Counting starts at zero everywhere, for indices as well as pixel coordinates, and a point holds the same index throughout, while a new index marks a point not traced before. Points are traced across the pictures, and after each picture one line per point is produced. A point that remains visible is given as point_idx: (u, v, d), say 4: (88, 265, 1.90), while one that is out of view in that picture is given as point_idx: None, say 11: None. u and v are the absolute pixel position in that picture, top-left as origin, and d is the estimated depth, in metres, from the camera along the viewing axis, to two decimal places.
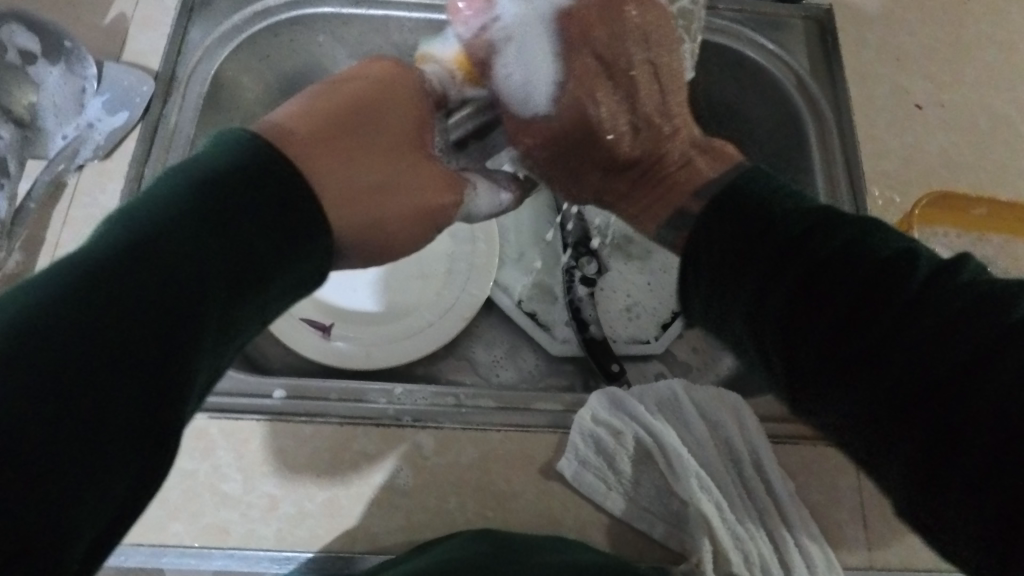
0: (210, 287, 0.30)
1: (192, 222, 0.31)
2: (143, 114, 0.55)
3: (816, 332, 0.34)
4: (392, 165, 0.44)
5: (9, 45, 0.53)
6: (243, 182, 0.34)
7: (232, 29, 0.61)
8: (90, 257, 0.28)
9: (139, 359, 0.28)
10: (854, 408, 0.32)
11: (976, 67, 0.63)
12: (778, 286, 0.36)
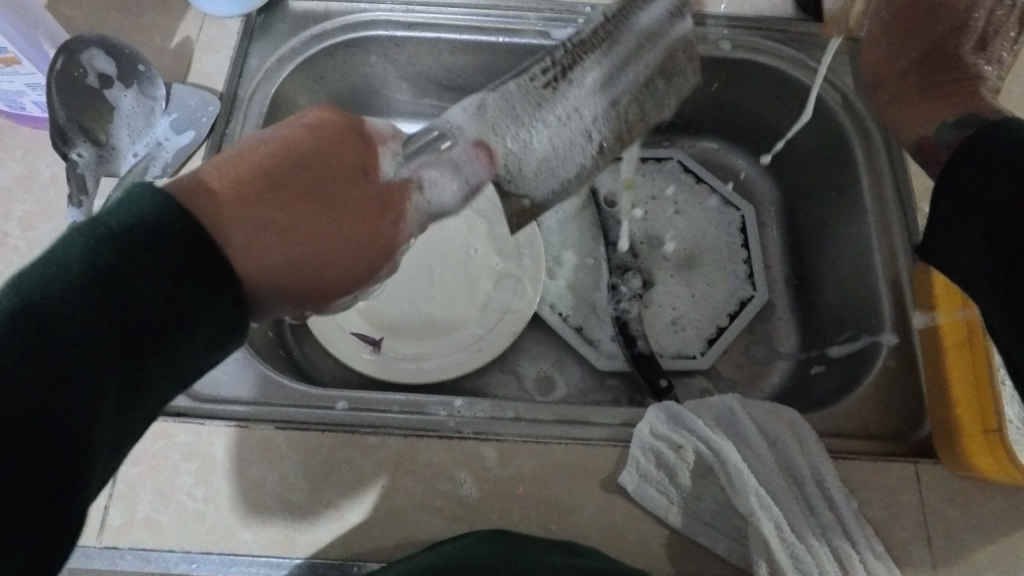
0: (158, 299, 0.31)
1: (91, 281, 0.30)
2: (208, 132, 0.57)
3: (991, 202, 0.39)
4: (327, 211, 0.39)
5: (89, 70, 0.54)
6: (143, 233, 0.31)
7: (291, 52, 0.63)
8: (63, 255, 0.30)
9: (78, 363, 0.29)
10: (986, 273, 0.38)
11: (1021, 85, 0.64)
12: (973, 186, 0.41)
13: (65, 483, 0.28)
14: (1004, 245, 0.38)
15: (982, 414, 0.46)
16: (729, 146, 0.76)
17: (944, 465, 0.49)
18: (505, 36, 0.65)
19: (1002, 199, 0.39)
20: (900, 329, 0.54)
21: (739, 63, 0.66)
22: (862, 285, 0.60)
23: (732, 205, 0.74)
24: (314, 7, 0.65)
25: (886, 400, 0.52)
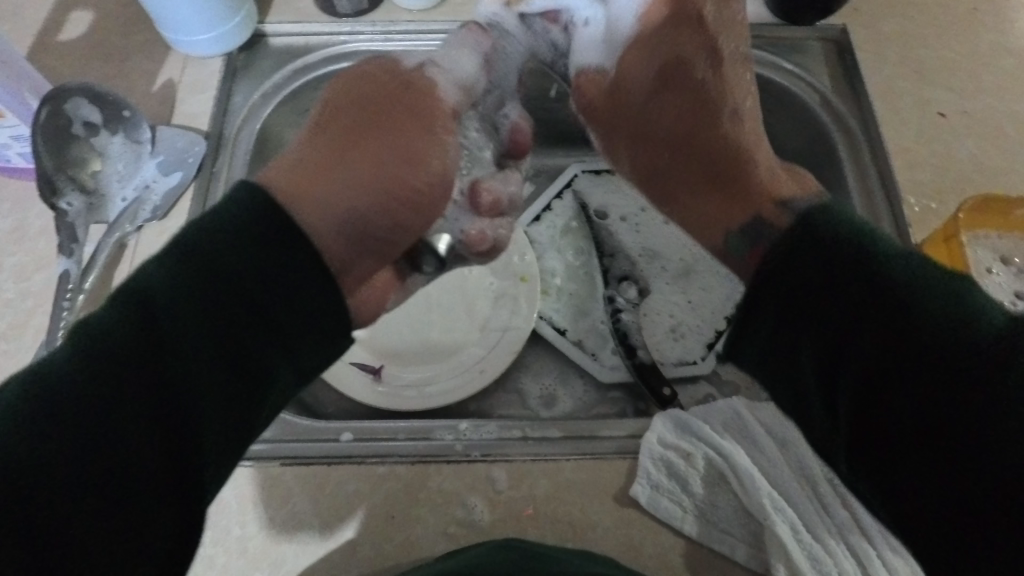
0: (245, 313, 0.35)
1: (188, 287, 0.33)
2: (197, 172, 0.57)
3: (804, 338, 0.36)
4: (371, 136, 0.45)
5: (74, 119, 0.54)
6: (234, 243, 0.35)
7: (274, 87, 0.63)
8: (161, 275, 0.33)
9: (189, 366, 0.33)
10: (819, 387, 0.35)
11: (994, 74, 0.65)
12: (849, 321, 0.33)
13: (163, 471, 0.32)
14: (855, 353, 0.33)
15: None
16: None
17: None
18: None
19: (875, 403, 0.33)
20: None
21: None
22: None
23: None
24: (295, 42, 0.65)
25: None
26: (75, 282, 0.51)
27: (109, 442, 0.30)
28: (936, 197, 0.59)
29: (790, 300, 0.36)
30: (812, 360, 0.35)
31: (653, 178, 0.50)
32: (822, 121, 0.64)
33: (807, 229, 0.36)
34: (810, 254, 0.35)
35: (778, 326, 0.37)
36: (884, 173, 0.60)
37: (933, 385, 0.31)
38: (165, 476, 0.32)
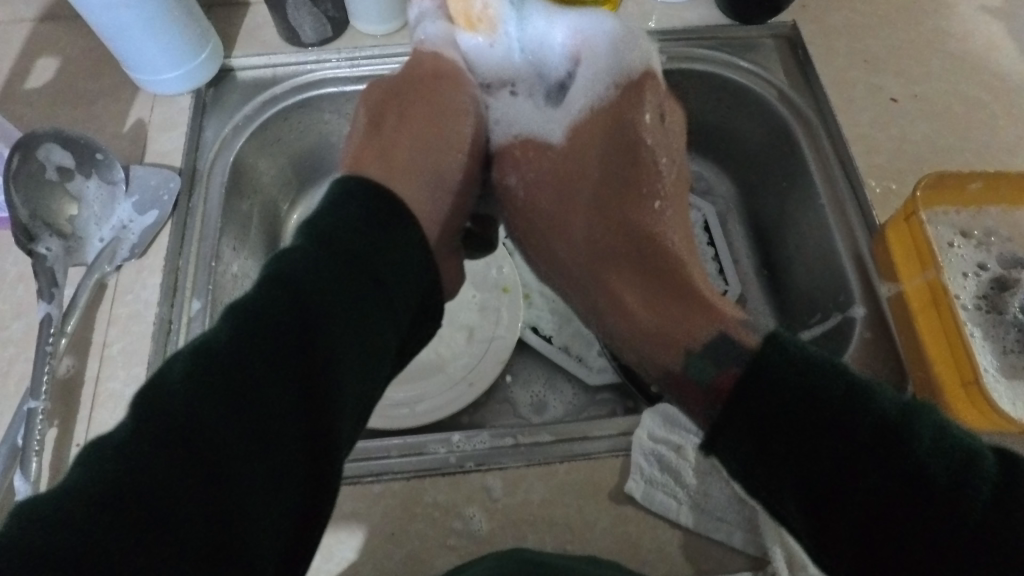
0: (283, 338, 0.37)
1: (249, 334, 0.36)
2: (173, 209, 0.58)
3: (791, 482, 0.36)
4: (418, 149, 0.57)
5: (46, 164, 0.55)
6: (289, 291, 0.39)
7: (244, 119, 0.64)
8: (222, 327, 0.37)
9: (264, 360, 0.36)
10: (804, 500, 0.36)
11: (940, 58, 0.68)
12: (859, 448, 0.34)
13: (227, 498, 0.33)
14: (840, 495, 0.35)
15: (959, 368, 0.47)
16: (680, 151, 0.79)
17: None
18: None
19: (884, 527, 0.33)
20: (869, 298, 0.56)
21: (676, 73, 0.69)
22: (826, 264, 0.62)
23: (693, 207, 0.77)
24: (262, 74, 0.66)
25: (868, 371, 0.54)
26: (56, 326, 0.51)
27: (202, 435, 0.33)
28: (895, 179, 0.61)
29: (790, 398, 0.36)
30: (792, 469, 0.36)
31: (585, 265, 0.55)
32: (781, 114, 0.66)
33: (759, 362, 0.38)
34: (782, 394, 0.36)
35: (761, 426, 0.37)
36: (844, 159, 0.62)
37: (903, 488, 0.33)
38: (256, 459, 0.34)
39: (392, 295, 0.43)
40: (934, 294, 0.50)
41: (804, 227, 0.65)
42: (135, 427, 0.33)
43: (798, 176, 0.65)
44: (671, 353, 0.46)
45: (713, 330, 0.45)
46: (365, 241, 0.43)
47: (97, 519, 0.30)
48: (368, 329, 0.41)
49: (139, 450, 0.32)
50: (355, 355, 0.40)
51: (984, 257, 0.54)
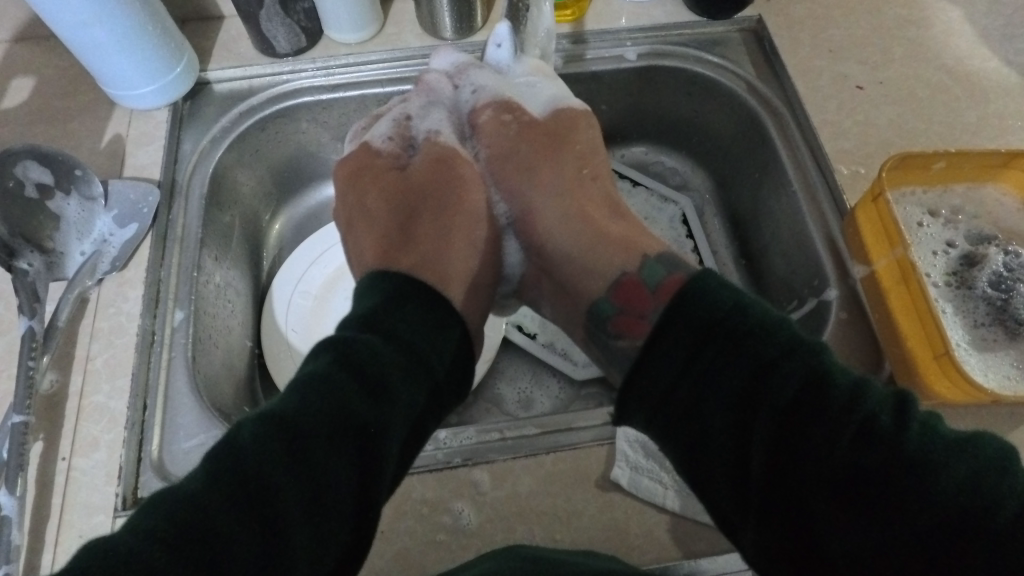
0: (354, 406, 0.36)
1: (324, 401, 0.36)
2: (152, 222, 0.58)
3: (715, 431, 0.36)
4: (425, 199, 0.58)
5: (25, 181, 0.55)
6: (358, 366, 0.38)
7: (222, 131, 0.65)
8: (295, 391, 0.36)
9: (331, 437, 0.35)
10: (731, 461, 0.36)
11: (901, 44, 0.70)
12: (765, 375, 0.35)
13: (284, 559, 0.31)
14: (760, 455, 0.34)
15: (933, 349, 0.48)
16: (655, 147, 0.80)
17: None
18: None
19: (806, 455, 0.33)
20: (843, 280, 0.58)
21: (647, 69, 0.70)
22: (801, 249, 0.63)
23: (670, 200, 0.78)
24: (238, 85, 0.67)
25: (845, 350, 0.55)
26: (38, 342, 0.51)
27: (277, 503, 0.32)
28: (863, 163, 0.62)
29: (694, 334, 0.38)
30: (697, 397, 0.37)
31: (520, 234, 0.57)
32: (750, 106, 0.68)
33: (687, 304, 0.39)
34: (712, 344, 0.37)
35: (691, 362, 0.38)
36: (813, 147, 0.64)
37: (812, 414, 0.34)
38: (312, 533, 0.33)
39: (439, 388, 0.43)
40: (902, 271, 0.52)
41: (778, 215, 0.66)
42: (205, 488, 0.32)
43: (769, 166, 0.67)
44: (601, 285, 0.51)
45: (637, 256, 0.50)
46: (415, 326, 0.44)
47: (151, 559, 0.28)
48: (419, 424, 0.41)
49: (204, 506, 0.31)
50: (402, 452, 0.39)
51: (951, 234, 0.55)
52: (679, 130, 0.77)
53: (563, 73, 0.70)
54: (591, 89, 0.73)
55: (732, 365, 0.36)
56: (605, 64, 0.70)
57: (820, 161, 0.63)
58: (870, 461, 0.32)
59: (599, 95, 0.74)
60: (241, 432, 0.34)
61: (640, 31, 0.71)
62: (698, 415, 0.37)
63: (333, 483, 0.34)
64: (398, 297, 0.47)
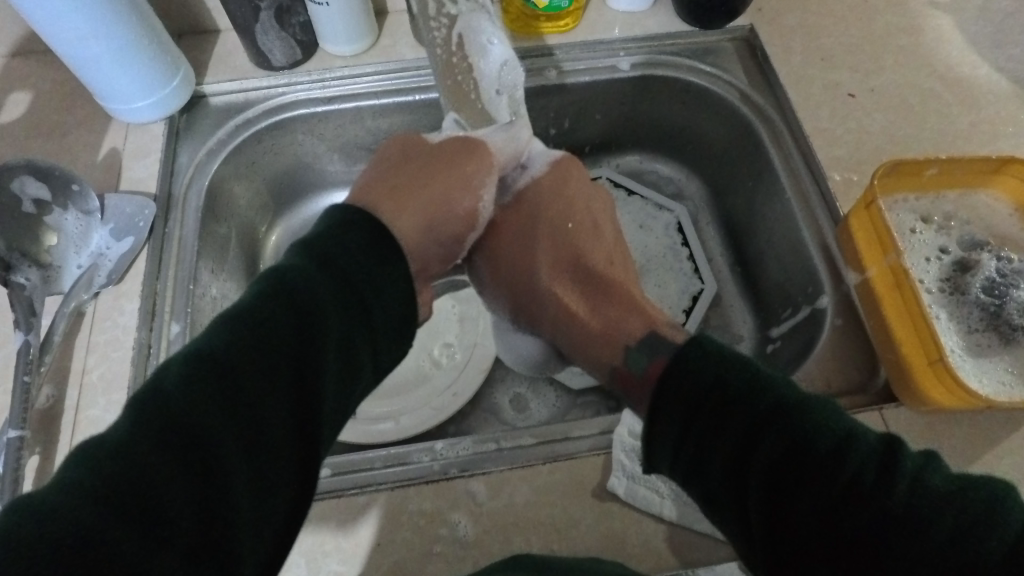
0: (285, 347, 0.34)
1: (253, 343, 0.33)
2: (148, 235, 0.58)
3: (712, 487, 0.37)
4: (440, 183, 0.48)
5: (22, 197, 0.55)
6: (290, 303, 0.35)
7: (218, 143, 0.65)
8: (223, 332, 0.33)
9: (262, 377, 0.33)
10: (730, 508, 0.37)
11: (892, 52, 0.70)
12: (755, 441, 0.36)
13: (224, 504, 0.30)
14: (755, 512, 0.35)
15: (925, 351, 0.48)
16: (650, 155, 0.81)
17: (905, 405, 0.51)
18: (421, 95, 0.69)
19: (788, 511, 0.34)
20: (837, 286, 0.58)
21: (640, 79, 0.71)
22: (795, 256, 0.63)
23: (665, 208, 0.78)
24: (235, 98, 0.68)
25: (840, 357, 0.55)
26: (34, 355, 0.51)
27: (206, 447, 0.30)
28: (856, 170, 0.63)
29: (687, 407, 0.38)
30: (697, 458, 0.38)
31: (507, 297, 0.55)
32: (743, 114, 0.68)
33: (674, 371, 0.39)
34: (694, 419, 0.38)
35: (685, 428, 0.38)
36: (807, 154, 0.64)
37: (796, 470, 0.34)
38: (250, 475, 0.31)
39: (378, 321, 0.39)
40: (895, 278, 0.52)
41: (772, 222, 0.67)
42: (132, 430, 0.29)
43: (763, 174, 0.67)
44: (612, 359, 0.49)
45: (644, 329, 0.48)
46: (350, 254, 0.39)
47: (86, 512, 0.27)
48: (357, 354, 0.38)
49: (135, 454, 0.29)
50: (336, 379, 0.37)
51: (945, 240, 0.55)
52: (673, 138, 0.78)
53: (557, 84, 0.70)
54: (585, 99, 0.73)
55: (722, 431, 0.37)
56: (598, 73, 0.71)
57: (813, 168, 0.63)
58: (853, 511, 0.32)
59: (593, 104, 0.74)
60: (168, 375, 0.31)
61: (633, 40, 0.71)
62: (695, 473, 0.38)
63: (268, 421, 0.32)
64: (338, 221, 0.41)
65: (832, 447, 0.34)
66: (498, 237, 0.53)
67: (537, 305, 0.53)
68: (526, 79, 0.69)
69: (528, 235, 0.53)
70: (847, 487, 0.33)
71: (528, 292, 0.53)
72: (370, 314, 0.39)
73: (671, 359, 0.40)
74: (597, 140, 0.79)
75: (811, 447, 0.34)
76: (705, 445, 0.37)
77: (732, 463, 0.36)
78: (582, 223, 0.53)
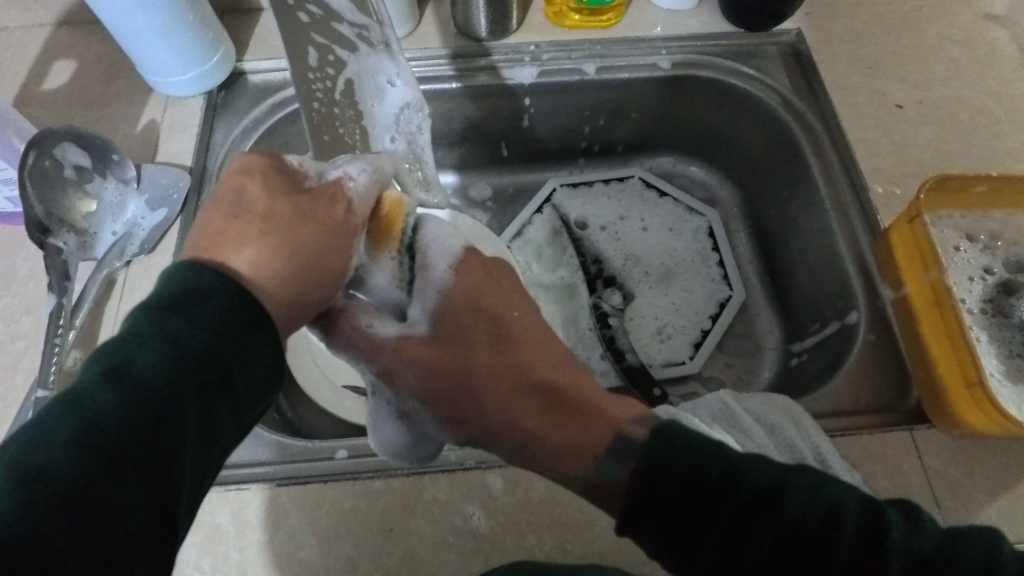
0: (140, 456, 0.28)
1: (98, 448, 0.27)
2: (181, 208, 0.59)
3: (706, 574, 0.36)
4: (320, 237, 0.40)
5: (62, 163, 0.56)
6: (136, 396, 0.28)
7: (254, 121, 0.65)
8: (54, 435, 0.26)
9: (125, 467, 0.27)
10: None
11: (944, 64, 0.68)
12: (746, 530, 0.34)
13: None
14: None
15: (964, 372, 0.47)
16: (683, 158, 0.80)
17: (938, 427, 0.50)
18: (457, 83, 0.69)
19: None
20: (872, 301, 0.56)
21: (680, 79, 0.70)
22: (829, 267, 0.62)
23: (697, 212, 0.77)
24: (273, 77, 0.68)
25: (871, 374, 0.53)
26: (65, 320, 0.52)
27: None
28: (899, 183, 0.61)
29: (670, 512, 0.35)
30: (694, 554, 0.36)
31: (439, 388, 0.44)
32: (783, 121, 0.67)
33: (654, 472, 0.36)
34: (680, 522, 0.35)
35: (670, 528, 0.36)
36: (848, 164, 0.62)
37: (789, 559, 0.34)
38: None
39: (242, 392, 0.33)
40: (936, 296, 0.50)
41: (806, 232, 0.65)
42: None
43: (800, 183, 0.66)
44: (581, 469, 0.41)
45: (610, 434, 0.41)
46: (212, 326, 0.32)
47: None
48: (221, 426, 0.32)
49: None
50: (197, 464, 0.31)
51: (990, 261, 0.54)
52: (709, 142, 0.76)
53: (594, 80, 0.70)
54: (621, 97, 0.72)
55: (712, 527, 0.35)
56: (637, 71, 0.70)
57: (852, 178, 0.62)
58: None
59: (629, 103, 0.73)
60: None
61: (675, 39, 0.70)
62: (684, 564, 0.37)
63: (126, 516, 0.27)
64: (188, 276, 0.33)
65: (820, 521, 0.33)
66: (432, 336, 0.45)
67: (483, 428, 0.45)
68: (560, 75, 0.69)
69: (462, 356, 0.44)
70: (843, 564, 0.33)
71: (485, 430, 0.44)
72: (239, 394, 0.33)
73: (643, 465, 0.36)
74: (631, 139, 0.78)
75: (801, 527, 0.33)
76: (695, 544, 0.36)
77: (728, 557, 0.35)
78: (518, 328, 0.45)
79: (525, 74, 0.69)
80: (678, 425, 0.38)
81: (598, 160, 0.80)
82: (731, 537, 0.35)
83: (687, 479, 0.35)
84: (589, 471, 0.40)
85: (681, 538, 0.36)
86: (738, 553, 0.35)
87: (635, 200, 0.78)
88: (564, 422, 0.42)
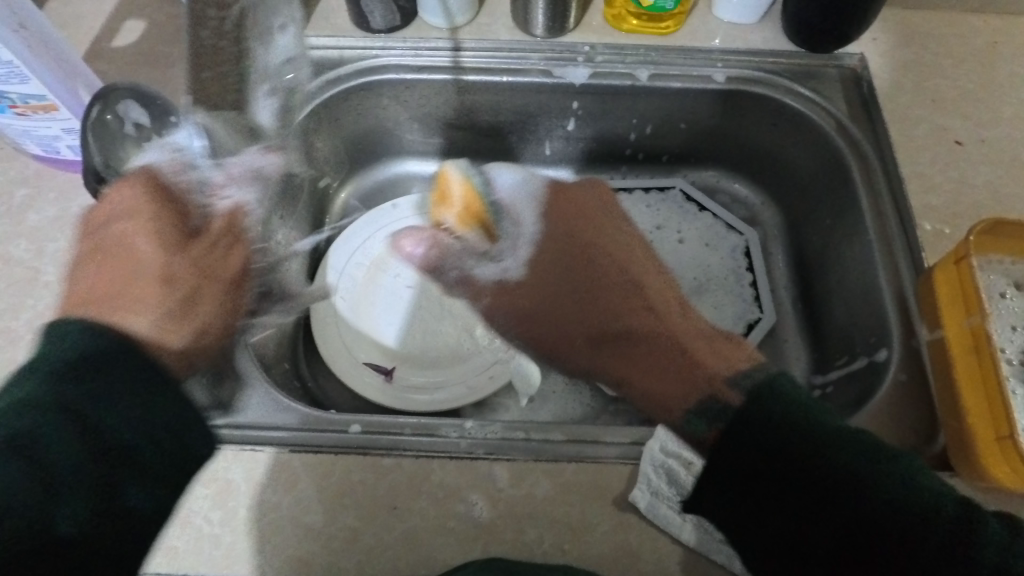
0: (77, 527, 0.39)
1: (51, 519, 0.38)
2: (230, 172, 0.61)
3: (780, 533, 0.44)
4: (198, 308, 0.52)
5: (124, 119, 0.57)
6: (43, 482, 0.38)
7: (308, 96, 0.67)
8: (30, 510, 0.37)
9: (69, 538, 0.38)
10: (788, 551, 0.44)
11: (1012, 103, 0.66)
12: (793, 484, 0.44)
13: None
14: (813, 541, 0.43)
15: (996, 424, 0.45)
16: (727, 174, 0.78)
17: (960, 477, 0.48)
18: (508, 77, 0.69)
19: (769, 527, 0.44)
20: (906, 339, 0.55)
21: (733, 93, 0.69)
22: (865, 300, 0.60)
23: (735, 229, 0.75)
24: (330, 54, 0.69)
25: (896, 413, 0.52)
26: None
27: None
28: (949, 223, 0.59)
29: (758, 457, 0.45)
30: (773, 513, 0.44)
31: (541, 330, 0.66)
32: (836, 146, 0.65)
33: (751, 419, 0.46)
34: (779, 475, 0.44)
35: (753, 477, 0.45)
36: (897, 198, 0.61)
37: (817, 512, 0.43)
38: None
39: (166, 462, 0.43)
40: (975, 341, 0.48)
41: (847, 262, 0.64)
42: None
43: (847, 211, 0.64)
44: (674, 408, 0.57)
45: (698, 388, 0.56)
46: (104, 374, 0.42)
47: None
48: (140, 495, 0.42)
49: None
50: (102, 519, 0.40)
51: None
52: (756, 160, 0.75)
53: (647, 86, 0.69)
54: (672, 105, 0.71)
55: (786, 479, 0.44)
56: (691, 81, 0.69)
57: (899, 212, 0.60)
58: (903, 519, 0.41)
59: (679, 112, 0.72)
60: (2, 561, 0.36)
61: (733, 53, 0.69)
62: (749, 527, 0.45)
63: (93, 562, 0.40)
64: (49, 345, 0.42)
65: (901, 493, 0.41)
66: (519, 296, 0.66)
67: (587, 363, 0.67)
68: (613, 78, 0.69)
69: (551, 323, 0.65)
70: (936, 544, 0.40)
71: (582, 367, 0.67)
72: (129, 473, 0.41)
73: (738, 418, 0.46)
74: (676, 149, 0.77)
75: (864, 482, 0.42)
76: (765, 498, 0.45)
77: (787, 510, 0.44)
78: (620, 258, 0.66)
79: (576, 74, 0.69)
80: (784, 379, 0.48)
81: (641, 167, 0.79)
82: (814, 494, 0.43)
83: (796, 426, 0.45)
84: (671, 412, 0.59)
85: (751, 486, 0.45)
86: (782, 510, 0.44)
87: (675, 211, 0.77)
88: (689, 363, 0.59)
